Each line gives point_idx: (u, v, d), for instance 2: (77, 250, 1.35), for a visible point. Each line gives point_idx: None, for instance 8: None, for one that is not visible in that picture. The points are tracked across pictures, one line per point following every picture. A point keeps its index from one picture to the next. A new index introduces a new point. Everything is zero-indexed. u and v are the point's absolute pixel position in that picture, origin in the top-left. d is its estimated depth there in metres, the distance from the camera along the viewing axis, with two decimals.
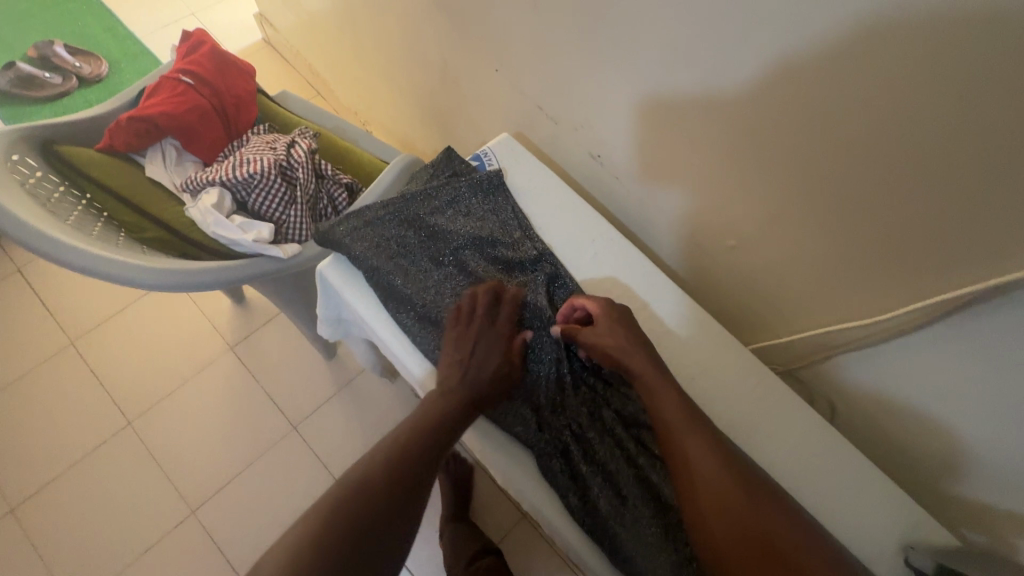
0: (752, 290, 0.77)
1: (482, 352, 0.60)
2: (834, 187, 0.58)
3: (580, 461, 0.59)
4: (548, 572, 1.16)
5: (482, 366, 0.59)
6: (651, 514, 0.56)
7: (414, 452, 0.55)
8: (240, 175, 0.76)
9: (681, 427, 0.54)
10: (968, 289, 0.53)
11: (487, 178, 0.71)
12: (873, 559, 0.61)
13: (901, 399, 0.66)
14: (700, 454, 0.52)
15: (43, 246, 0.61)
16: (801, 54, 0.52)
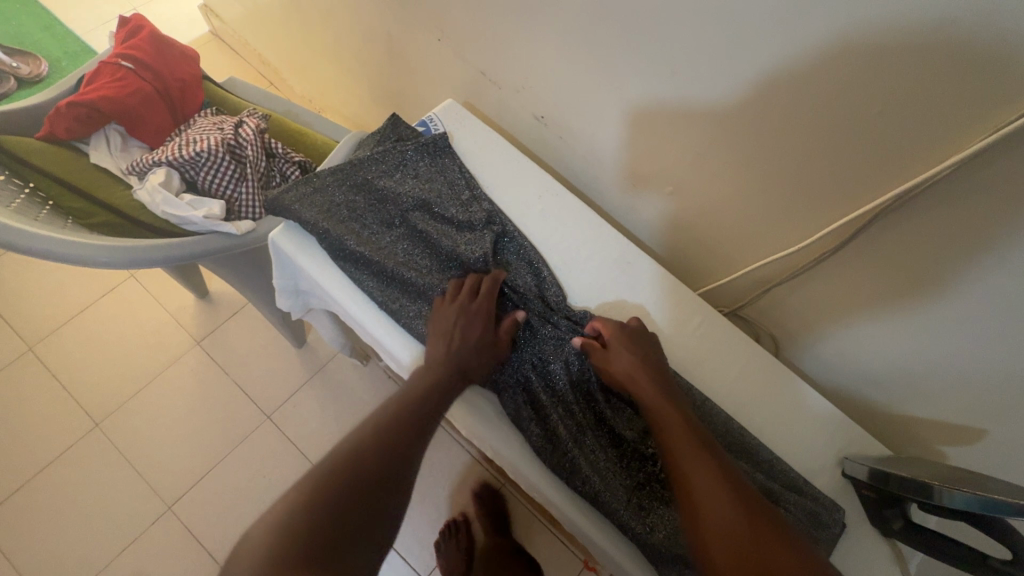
0: (694, 237, 0.80)
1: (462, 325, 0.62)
2: (758, 122, 0.62)
3: (535, 398, 0.63)
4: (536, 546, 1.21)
5: (466, 339, 0.61)
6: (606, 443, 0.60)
7: (401, 426, 0.55)
8: (186, 154, 0.77)
9: (688, 455, 0.51)
10: (878, 204, 0.56)
11: (432, 141, 0.73)
12: (814, 474, 0.65)
13: (833, 323, 0.71)
14: (708, 487, 0.49)
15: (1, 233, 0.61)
16: None
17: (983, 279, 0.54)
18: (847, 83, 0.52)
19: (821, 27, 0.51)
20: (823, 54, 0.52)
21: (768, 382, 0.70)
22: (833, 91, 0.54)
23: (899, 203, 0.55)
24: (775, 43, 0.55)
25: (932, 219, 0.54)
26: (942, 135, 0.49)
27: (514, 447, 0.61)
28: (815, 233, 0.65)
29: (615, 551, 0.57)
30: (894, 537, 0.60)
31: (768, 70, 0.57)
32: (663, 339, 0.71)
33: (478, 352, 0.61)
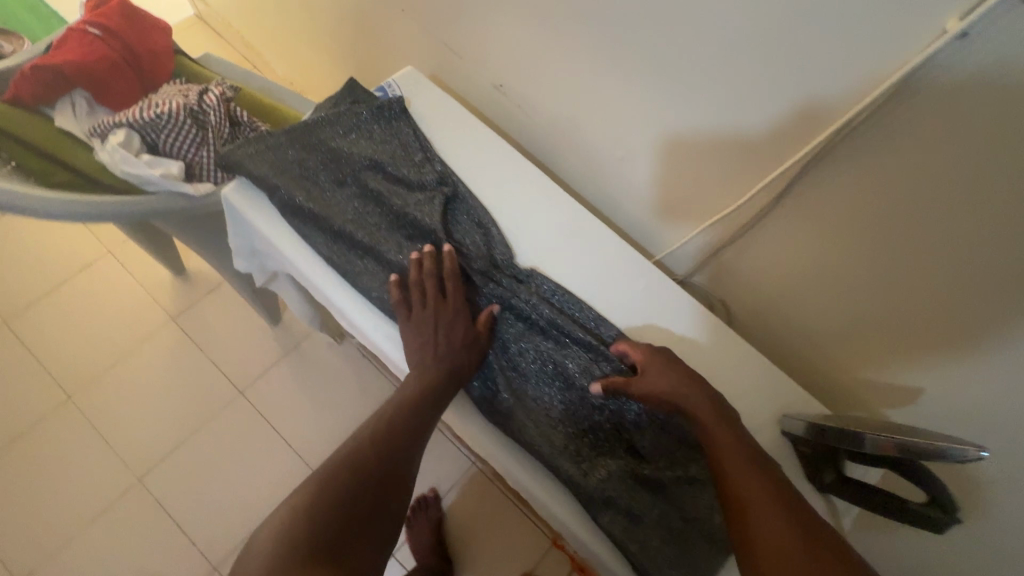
0: (647, 203, 0.81)
1: (445, 327, 0.62)
2: (774, 137, 0.60)
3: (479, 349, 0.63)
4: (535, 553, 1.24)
5: (450, 341, 0.62)
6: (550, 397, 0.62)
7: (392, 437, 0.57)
8: (147, 117, 0.78)
9: (755, 504, 0.48)
10: (812, 152, 0.57)
11: (387, 104, 0.73)
12: (754, 432, 0.66)
13: (781, 286, 0.72)
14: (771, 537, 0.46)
15: None
16: None
17: (908, 229, 0.55)
18: (780, 34, 0.53)
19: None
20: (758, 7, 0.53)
21: (714, 343, 0.70)
22: (769, 44, 0.55)
23: (832, 152, 0.56)
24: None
25: (862, 167, 0.55)
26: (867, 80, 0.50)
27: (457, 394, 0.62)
28: (755, 193, 0.66)
29: (549, 496, 0.59)
30: (827, 491, 0.61)
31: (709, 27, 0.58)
32: (611, 300, 0.71)
33: (452, 339, 0.62)
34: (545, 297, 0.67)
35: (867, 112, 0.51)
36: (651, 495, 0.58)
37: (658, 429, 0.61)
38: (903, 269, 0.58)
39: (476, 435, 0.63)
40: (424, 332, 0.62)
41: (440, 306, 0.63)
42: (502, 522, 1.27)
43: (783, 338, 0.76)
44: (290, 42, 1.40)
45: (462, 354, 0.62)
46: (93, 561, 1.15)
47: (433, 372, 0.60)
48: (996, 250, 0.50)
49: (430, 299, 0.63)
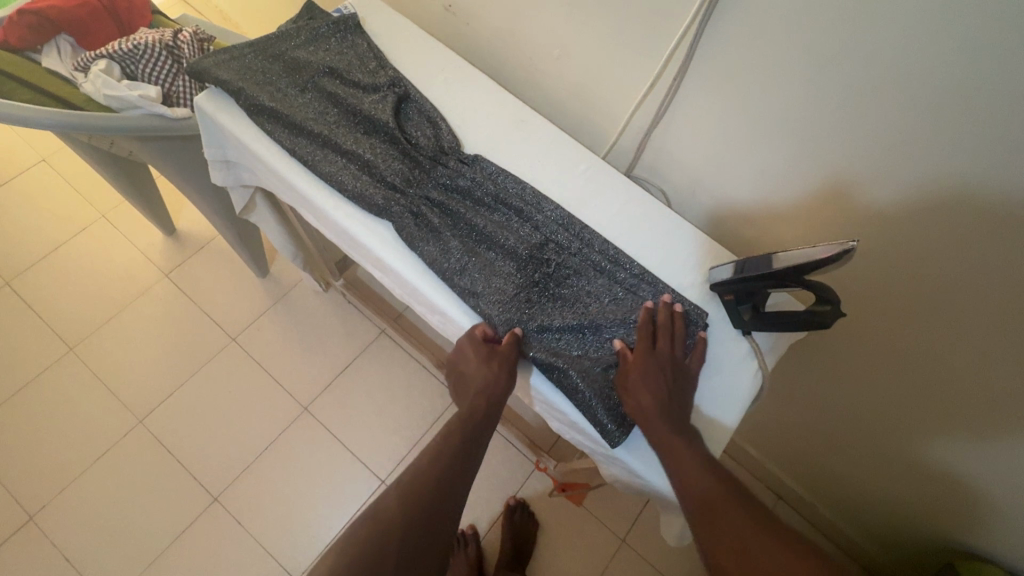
0: (588, 104, 0.86)
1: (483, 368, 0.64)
2: (847, 175, 0.66)
3: (430, 218, 0.69)
4: (574, 518, 1.30)
5: (492, 393, 0.64)
6: (495, 255, 0.69)
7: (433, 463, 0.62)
8: (126, 48, 0.85)
9: (701, 491, 0.56)
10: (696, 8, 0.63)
11: (341, 20, 0.80)
12: (684, 286, 0.72)
13: (707, 161, 0.78)
14: (718, 518, 0.54)
15: None
16: None
17: (793, 67, 0.62)
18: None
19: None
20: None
21: (646, 214, 0.76)
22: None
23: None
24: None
25: (746, 11, 0.61)
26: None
27: (413, 256, 0.69)
28: (668, 60, 0.71)
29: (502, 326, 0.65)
30: (748, 328, 0.68)
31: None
32: (549, 179, 0.77)
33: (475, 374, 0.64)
34: (488, 177, 0.73)
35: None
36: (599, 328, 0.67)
37: (599, 276, 0.70)
38: (795, 104, 0.64)
39: (430, 297, 0.69)
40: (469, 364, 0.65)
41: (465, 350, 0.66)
42: (494, 454, 1.34)
43: (719, 213, 0.84)
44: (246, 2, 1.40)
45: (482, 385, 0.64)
46: (100, 496, 1.22)
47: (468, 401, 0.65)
48: (861, 59, 0.57)
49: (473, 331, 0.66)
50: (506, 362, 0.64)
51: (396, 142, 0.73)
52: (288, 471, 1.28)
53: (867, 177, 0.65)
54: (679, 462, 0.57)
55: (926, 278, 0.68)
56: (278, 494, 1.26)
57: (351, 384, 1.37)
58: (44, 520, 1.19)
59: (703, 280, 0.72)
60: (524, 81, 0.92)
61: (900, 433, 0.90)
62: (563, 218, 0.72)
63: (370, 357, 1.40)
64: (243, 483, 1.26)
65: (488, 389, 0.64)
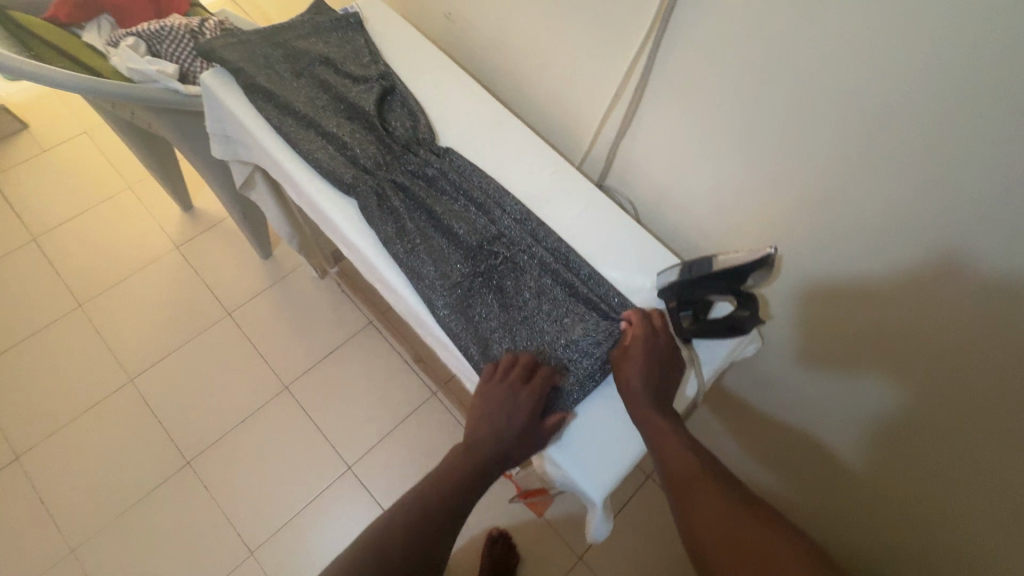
0: (567, 113, 0.89)
1: (511, 429, 0.62)
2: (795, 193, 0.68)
3: (393, 201, 0.73)
4: (536, 531, 1.28)
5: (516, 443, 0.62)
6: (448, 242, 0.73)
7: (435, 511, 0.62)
8: (153, 29, 0.94)
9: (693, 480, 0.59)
10: (655, 26, 0.68)
11: (344, 17, 0.87)
12: (633, 290, 0.74)
13: (671, 174, 0.81)
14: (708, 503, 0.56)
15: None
16: None
17: (744, 84, 0.65)
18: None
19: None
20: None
21: (605, 219, 0.79)
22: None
23: (675, 17, 0.66)
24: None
25: (697, 31, 0.65)
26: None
27: (371, 234, 0.73)
28: (633, 74, 0.75)
29: (444, 307, 0.69)
30: (687, 337, 0.69)
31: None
32: (517, 177, 0.80)
33: (511, 421, 0.62)
34: (457, 170, 0.78)
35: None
36: (536, 321, 0.69)
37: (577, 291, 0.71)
38: (745, 121, 0.67)
39: (382, 274, 0.73)
40: (489, 412, 0.62)
41: (508, 390, 0.63)
42: None
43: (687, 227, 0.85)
44: (282, 5, 1.52)
45: (516, 434, 0.62)
46: (82, 445, 1.28)
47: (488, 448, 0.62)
48: (803, 77, 0.59)
49: (508, 382, 0.63)
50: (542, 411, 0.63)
51: (374, 129, 0.78)
52: (260, 446, 1.32)
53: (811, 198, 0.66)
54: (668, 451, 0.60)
55: (889, 299, 0.65)
56: (249, 467, 1.29)
57: (334, 369, 1.41)
58: (28, 461, 1.25)
59: (651, 286, 0.74)
60: (512, 90, 0.97)
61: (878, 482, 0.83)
62: (521, 214, 0.76)
63: (355, 346, 1.45)
64: (217, 452, 1.30)
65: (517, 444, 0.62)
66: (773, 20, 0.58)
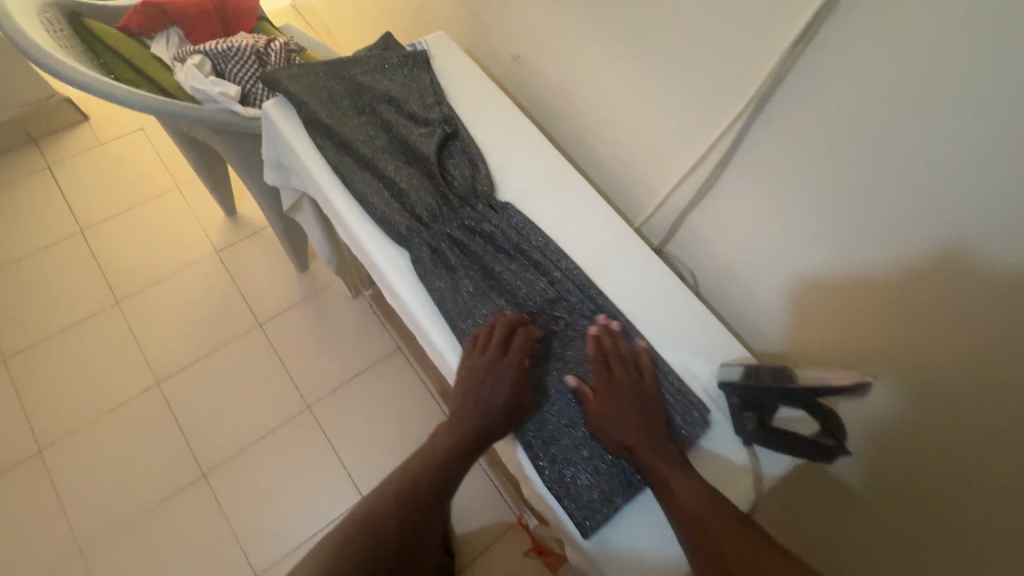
0: (631, 174, 0.86)
1: (492, 410, 0.61)
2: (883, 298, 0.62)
3: (448, 257, 0.70)
4: None
5: (494, 424, 0.61)
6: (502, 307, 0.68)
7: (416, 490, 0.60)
8: (220, 49, 0.93)
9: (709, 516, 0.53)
10: (751, 99, 0.63)
11: (412, 54, 0.85)
12: (690, 378, 0.69)
13: (738, 254, 0.76)
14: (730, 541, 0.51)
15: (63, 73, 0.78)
16: None
17: (839, 178, 0.59)
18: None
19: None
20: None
21: (665, 295, 0.74)
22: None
23: (775, 92, 0.61)
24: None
25: (798, 109, 0.60)
26: (792, 26, 0.56)
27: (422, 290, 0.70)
28: (714, 144, 0.70)
29: None
30: (749, 439, 0.63)
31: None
32: (575, 240, 0.76)
33: (492, 396, 0.62)
34: (515, 227, 0.73)
35: (786, 61, 0.58)
36: None
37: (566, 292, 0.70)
38: (836, 211, 0.62)
39: (429, 334, 0.69)
40: (471, 388, 0.63)
41: (490, 367, 0.62)
42: (480, 499, 1.30)
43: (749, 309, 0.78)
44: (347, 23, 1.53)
45: (498, 419, 0.61)
46: (103, 444, 1.27)
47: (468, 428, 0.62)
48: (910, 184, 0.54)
49: (487, 356, 0.63)
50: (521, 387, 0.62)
51: (433, 176, 0.75)
52: (276, 465, 1.30)
53: (899, 312, 0.59)
54: (680, 490, 0.55)
55: (903, 303, 0.58)
56: (262, 486, 1.27)
57: (357, 393, 1.39)
58: (50, 456, 1.25)
59: (711, 374, 0.69)
60: (576, 143, 0.93)
61: (891, 534, 0.72)
62: (580, 280, 0.71)
63: (381, 371, 1.42)
64: (234, 465, 1.29)
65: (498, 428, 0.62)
66: (891, 113, 0.52)
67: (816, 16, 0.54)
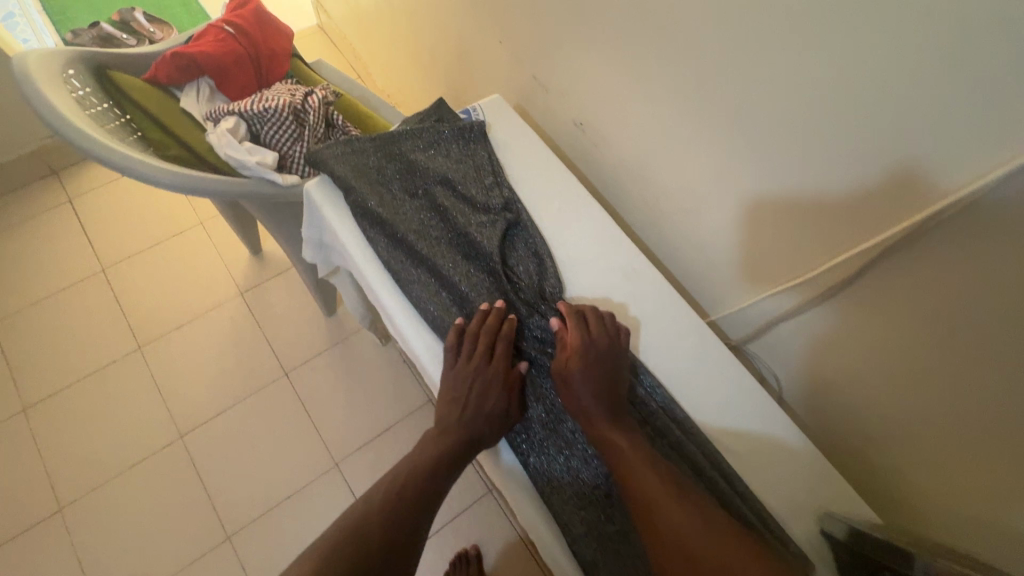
0: (709, 262, 0.77)
1: (478, 417, 0.60)
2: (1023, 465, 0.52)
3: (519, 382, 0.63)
4: None
5: (480, 423, 0.60)
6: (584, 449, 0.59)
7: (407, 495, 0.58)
8: (255, 109, 0.86)
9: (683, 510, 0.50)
10: (879, 239, 0.54)
11: (469, 126, 0.77)
12: (787, 522, 0.60)
13: (832, 373, 0.67)
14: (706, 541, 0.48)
15: (90, 148, 0.72)
16: (759, 24, 0.55)
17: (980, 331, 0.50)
18: (866, 105, 0.49)
19: (860, 44, 0.47)
20: (839, 73, 0.50)
21: (754, 418, 0.65)
22: (862, 123, 0.51)
23: (911, 241, 0.52)
24: (810, 66, 0.52)
25: (940, 264, 0.50)
26: (946, 179, 0.47)
27: None
28: (823, 267, 0.61)
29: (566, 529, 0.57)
30: None
31: (798, 93, 0.55)
32: (651, 351, 0.68)
33: (479, 396, 0.61)
34: None
35: (932, 214, 0.49)
36: None
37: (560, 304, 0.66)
38: (977, 387, 0.52)
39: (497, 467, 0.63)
40: (456, 388, 0.62)
41: (475, 368, 0.61)
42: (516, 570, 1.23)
43: (847, 431, 0.69)
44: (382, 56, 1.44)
45: (485, 424, 0.60)
46: (124, 503, 1.22)
47: (456, 432, 0.61)
48: None
49: (472, 367, 0.61)
50: (506, 389, 0.61)
51: (497, 276, 0.68)
52: (302, 529, 1.23)
53: None
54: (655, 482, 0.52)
55: None
56: (290, 550, 1.19)
57: (386, 450, 1.32)
58: (70, 515, 1.20)
59: (812, 517, 0.61)
60: (643, 219, 0.85)
61: None
62: (665, 402, 0.64)
63: (411, 426, 1.35)
64: (259, 528, 1.23)
65: (486, 430, 0.60)
66: None
67: (985, 183, 0.44)
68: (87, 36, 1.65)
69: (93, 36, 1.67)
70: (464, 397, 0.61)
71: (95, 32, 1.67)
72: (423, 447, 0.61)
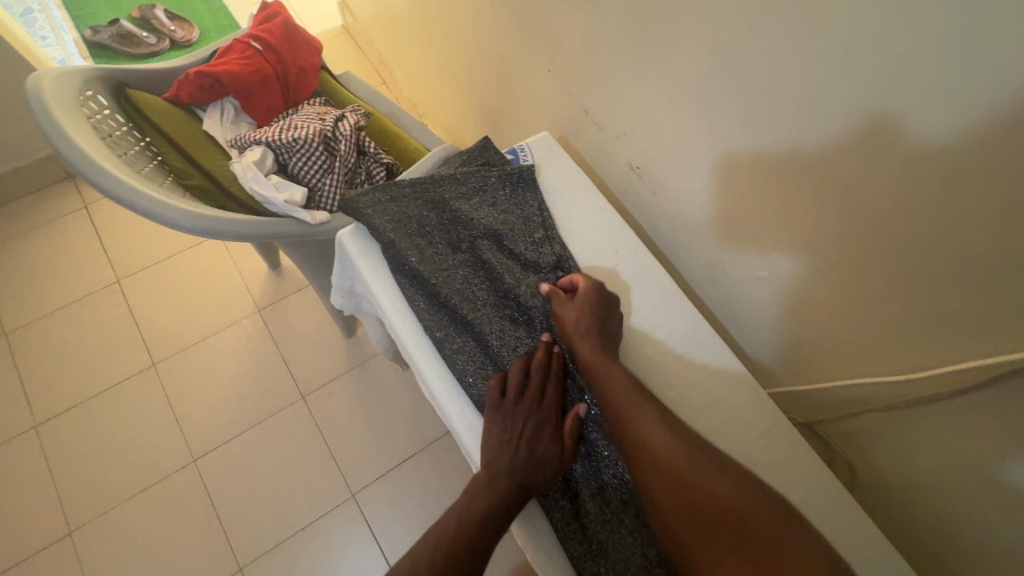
0: (777, 328, 0.70)
1: (529, 465, 0.53)
2: None
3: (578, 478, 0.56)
4: None
5: (532, 472, 0.53)
6: (647, 558, 0.52)
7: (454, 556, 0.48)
8: (284, 139, 0.79)
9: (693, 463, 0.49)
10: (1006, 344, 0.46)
11: (518, 171, 0.71)
12: None
13: (920, 469, 0.60)
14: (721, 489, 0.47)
15: (105, 184, 0.65)
16: (864, 91, 0.47)
17: None
18: (1000, 198, 0.42)
19: (1000, 137, 0.40)
20: (968, 168, 0.43)
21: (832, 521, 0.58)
22: (994, 228, 0.43)
23: None
24: (928, 151, 0.45)
25: None
26: None
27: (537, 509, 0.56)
28: (929, 368, 0.54)
29: None
30: None
31: (910, 180, 0.47)
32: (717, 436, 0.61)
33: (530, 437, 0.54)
34: None
35: None
36: None
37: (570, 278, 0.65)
38: None
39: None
40: (501, 427, 0.55)
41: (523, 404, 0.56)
42: None
43: (934, 536, 0.62)
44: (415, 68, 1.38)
45: (538, 472, 0.53)
46: (133, 529, 1.18)
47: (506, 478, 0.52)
48: None
49: (527, 406, 0.56)
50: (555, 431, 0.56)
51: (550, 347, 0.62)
52: (314, 564, 1.17)
53: None
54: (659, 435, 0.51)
55: None
56: None
57: (404, 483, 1.26)
58: (79, 540, 1.16)
59: None
60: (702, 271, 0.78)
61: None
62: None
63: (431, 456, 1.29)
64: (271, 561, 1.17)
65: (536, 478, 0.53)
66: None
67: None
68: (106, 34, 1.60)
69: (113, 34, 1.62)
70: (512, 441, 0.54)
71: (114, 30, 1.62)
72: (472, 497, 0.52)
